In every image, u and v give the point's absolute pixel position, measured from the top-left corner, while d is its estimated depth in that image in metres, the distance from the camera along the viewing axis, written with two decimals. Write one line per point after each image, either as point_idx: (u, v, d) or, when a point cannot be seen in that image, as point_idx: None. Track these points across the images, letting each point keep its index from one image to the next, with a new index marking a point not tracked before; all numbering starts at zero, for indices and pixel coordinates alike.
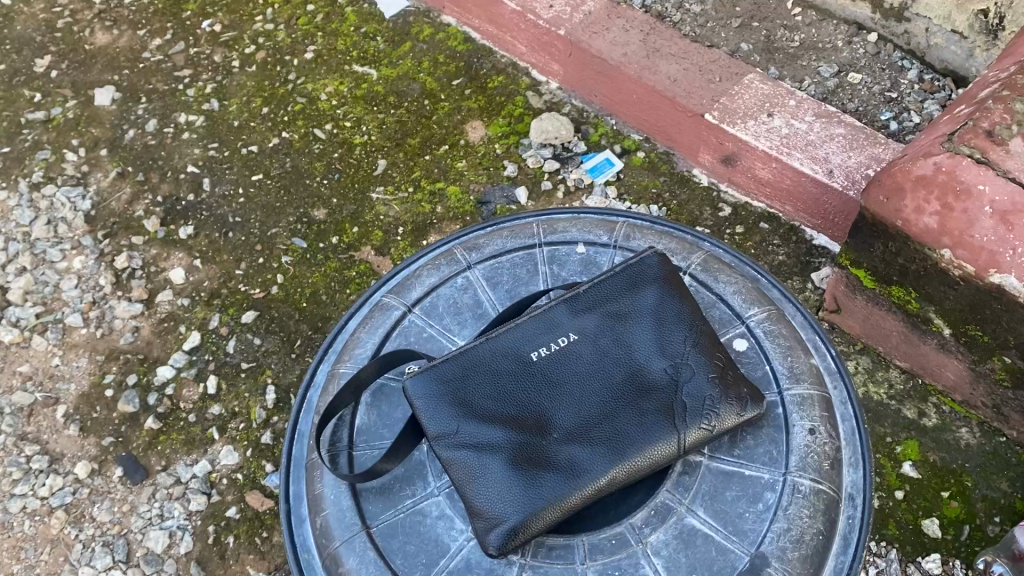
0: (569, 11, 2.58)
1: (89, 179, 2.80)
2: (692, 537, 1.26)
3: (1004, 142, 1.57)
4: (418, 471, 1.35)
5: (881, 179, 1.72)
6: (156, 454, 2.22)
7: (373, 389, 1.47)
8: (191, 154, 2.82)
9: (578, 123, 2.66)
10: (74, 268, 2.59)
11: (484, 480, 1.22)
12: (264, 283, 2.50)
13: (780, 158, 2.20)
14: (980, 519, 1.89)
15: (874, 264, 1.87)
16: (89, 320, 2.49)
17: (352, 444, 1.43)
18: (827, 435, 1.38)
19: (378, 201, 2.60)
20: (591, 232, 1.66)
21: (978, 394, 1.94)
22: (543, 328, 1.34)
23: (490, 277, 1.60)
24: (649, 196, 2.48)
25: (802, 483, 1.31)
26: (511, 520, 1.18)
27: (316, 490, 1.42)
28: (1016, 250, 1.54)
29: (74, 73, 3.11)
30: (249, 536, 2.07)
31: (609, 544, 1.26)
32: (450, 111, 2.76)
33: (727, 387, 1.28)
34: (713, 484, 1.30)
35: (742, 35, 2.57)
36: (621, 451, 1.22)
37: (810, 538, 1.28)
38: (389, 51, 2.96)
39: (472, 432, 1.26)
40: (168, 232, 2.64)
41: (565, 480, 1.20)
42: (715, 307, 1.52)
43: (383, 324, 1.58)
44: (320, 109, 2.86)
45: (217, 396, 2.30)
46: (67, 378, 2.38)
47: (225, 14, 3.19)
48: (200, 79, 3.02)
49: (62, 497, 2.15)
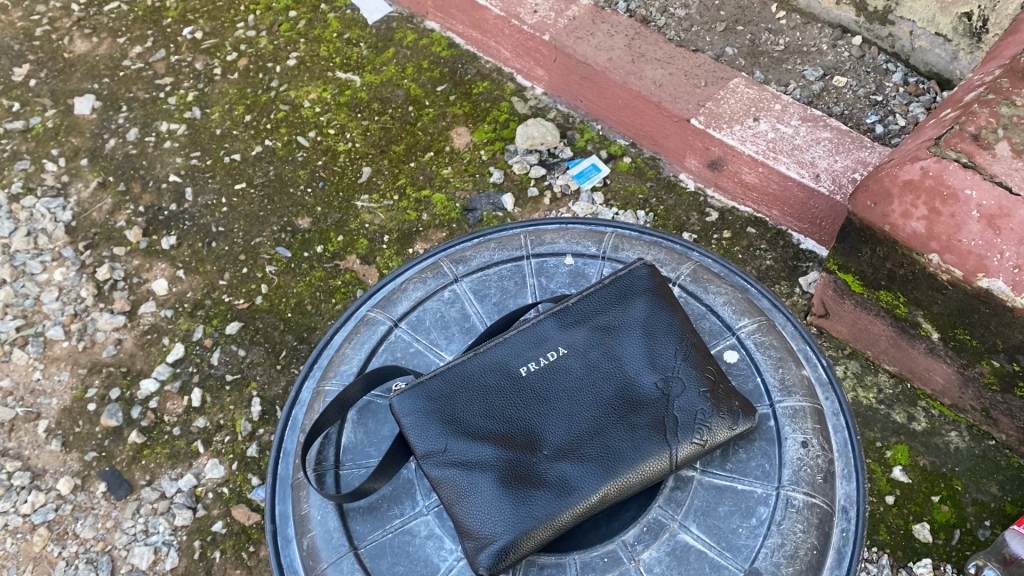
0: (553, 17, 2.56)
1: (69, 190, 2.77)
2: (685, 554, 1.24)
3: (990, 147, 1.57)
4: (407, 490, 1.33)
5: (868, 184, 1.71)
6: (140, 468, 2.19)
7: (360, 405, 1.45)
8: (173, 163, 2.78)
9: (564, 129, 2.65)
10: (55, 280, 2.56)
11: (474, 499, 1.20)
12: (248, 293, 2.47)
13: (767, 163, 2.19)
14: (970, 523, 1.88)
15: (862, 269, 1.87)
16: (70, 333, 2.45)
17: (339, 463, 1.40)
18: (820, 447, 1.36)
19: (364, 209, 2.58)
20: (579, 243, 1.65)
21: (967, 398, 1.94)
22: (532, 342, 1.32)
23: (478, 290, 1.58)
24: (635, 202, 2.47)
25: (795, 497, 1.29)
26: (502, 539, 1.16)
27: (302, 510, 1.39)
28: (1004, 254, 1.54)
29: (52, 82, 3.07)
30: (235, 550, 2.04)
31: (602, 561, 1.24)
32: (435, 117, 2.75)
33: (718, 401, 1.27)
34: (705, 500, 1.28)
35: (727, 39, 2.57)
36: (612, 468, 1.20)
37: (805, 553, 1.26)
38: (372, 57, 2.94)
39: (461, 450, 1.24)
40: (151, 242, 2.61)
41: (556, 498, 1.18)
42: (705, 319, 1.51)
43: (369, 339, 1.56)
44: (304, 117, 2.83)
45: (202, 409, 2.27)
46: (49, 393, 2.34)
47: (206, 21, 3.16)
48: (182, 87, 2.99)
49: (44, 514, 2.12)
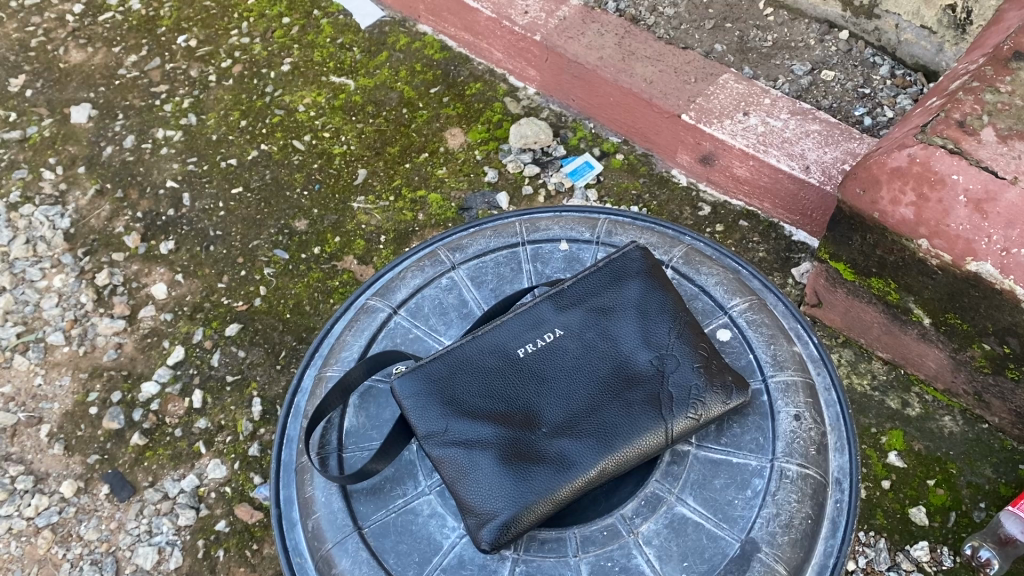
0: (543, 17, 2.59)
1: (67, 198, 2.79)
2: (682, 526, 1.26)
3: (976, 133, 1.60)
4: (409, 470, 1.35)
5: (857, 172, 1.75)
6: (143, 470, 2.21)
7: (361, 390, 1.47)
8: (170, 169, 2.81)
9: (557, 128, 2.68)
10: (54, 287, 2.58)
11: (476, 476, 1.22)
12: (247, 296, 2.49)
13: (757, 156, 2.22)
14: (965, 505, 1.91)
15: (853, 256, 1.90)
16: (70, 338, 2.47)
17: (341, 446, 1.42)
18: (812, 420, 1.39)
19: (360, 210, 2.61)
20: (573, 229, 1.67)
21: (959, 381, 1.97)
22: (529, 325, 1.35)
23: (475, 277, 1.61)
24: (629, 198, 2.50)
25: (789, 468, 1.32)
26: (503, 515, 1.18)
27: (307, 493, 1.41)
28: (991, 237, 1.57)
29: (49, 92, 3.09)
30: (239, 549, 2.06)
31: (601, 535, 1.26)
32: (429, 119, 2.78)
33: (712, 376, 1.29)
34: (701, 473, 1.30)
35: (716, 36, 2.60)
36: (609, 443, 1.23)
37: (799, 522, 1.29)
38: (365, 61, 2.97)
39: (462, 430, 1.26)
40: (149, 247, 2.64)
41: (555, 474, 1.21)
42: (698, 299, 1.53)
43: (368, 326, 1.58)
44: (299, 121, 2.86)
45: (203, 410, 2.29)
46: (50, 398, 2.36)
47: (200, 29, 3.19)
48: (177, 94, 3.01)
49: (48, 517, 2.13)
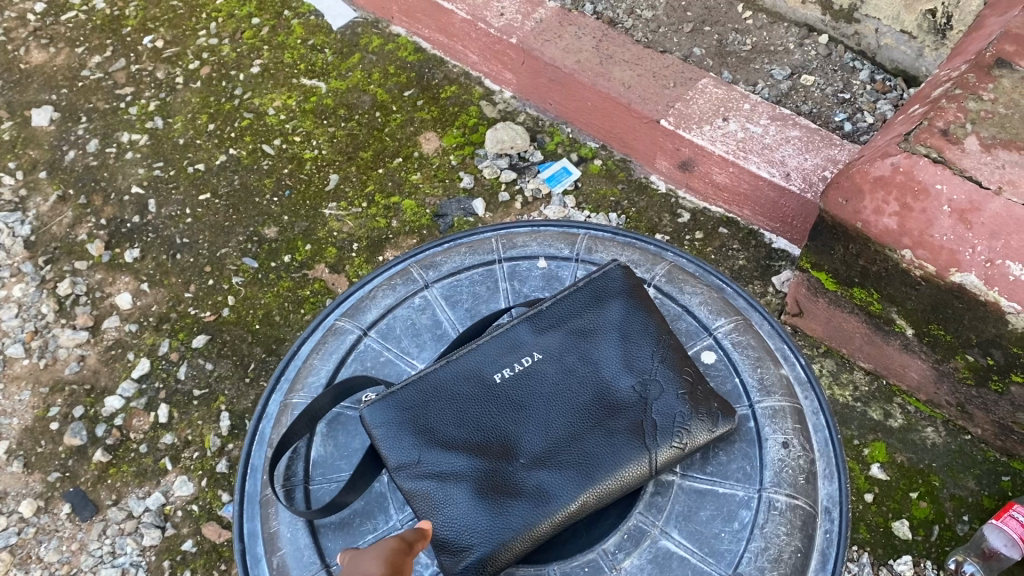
0: (519, 20, 2.53)
1: (27, 204, 2.69)
2: (667, 561, 1.21)
3: (959, 141, 1.56)
4: (380, 503, 1.30)
5: (839, 181, 1.71)
6: (106, 488, 2.12)
7: (329, 418, 1.41)
8: (136, 174, 2.72)
9: (534, 132, 2.63)
10: (14, 296, 2.48)
11: (450, 510, 1.16)
12: (215, 306, 2.41)
13: (737, 163, 2.18)
14: (948, 518, 1.88)
15: (835, 266, 1.86)
16: (30, 350, 2.38)
17: (308, 478, 1.36)
18: (800, 447, 1.35)
19: (332, 217, 2.54)
20: (552, 245, 1.62)
21: (942, 393, 1.94)
22: (506, 348, 1.29)
23: (449, 295, 1.55)
24: (607, 205, 2.45)
25: (777, 499, 1.28)
26: (478, 552, 1.13)
27: (272, 528, 1.34)
28: (975, 248, 1.54)
29: (8, 93, 2.99)
30: (206, 570, 1.99)
31: (583, 571, 1.21)
32: (403, 123, 2.71)
33: (697, 403, 1.24)
34: (686, 504, 1.26)
35: (695, 39, 2.56)
36: (590, 474, 1.18)
37: (789, 556, 1.24)
38: (337, 63, 2.90)
39: (435, 461, 1.20)
40: (113, 255, 2.55)
41: (533, 507, 1.15)
42: (681, 320, 1.49)
43: (338, 348, 1.52)
44: (269, 125, 2.78)
45: (169, 425, 2.21)
46: (9, 413, 2.27)
47: (167, 29, 3.10)
48: (143, 97, 2.93)
49: (6, 538, 2.04)
